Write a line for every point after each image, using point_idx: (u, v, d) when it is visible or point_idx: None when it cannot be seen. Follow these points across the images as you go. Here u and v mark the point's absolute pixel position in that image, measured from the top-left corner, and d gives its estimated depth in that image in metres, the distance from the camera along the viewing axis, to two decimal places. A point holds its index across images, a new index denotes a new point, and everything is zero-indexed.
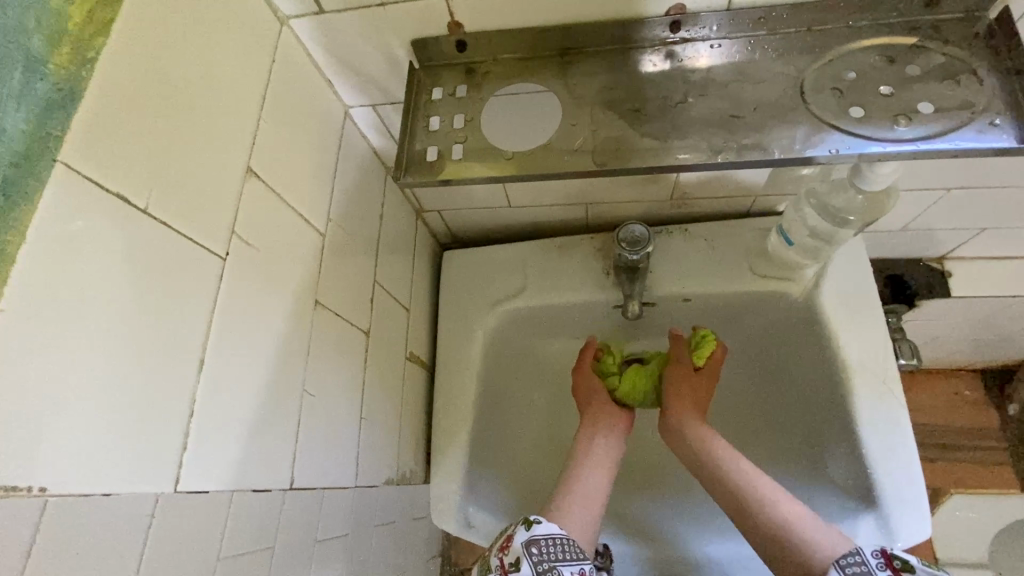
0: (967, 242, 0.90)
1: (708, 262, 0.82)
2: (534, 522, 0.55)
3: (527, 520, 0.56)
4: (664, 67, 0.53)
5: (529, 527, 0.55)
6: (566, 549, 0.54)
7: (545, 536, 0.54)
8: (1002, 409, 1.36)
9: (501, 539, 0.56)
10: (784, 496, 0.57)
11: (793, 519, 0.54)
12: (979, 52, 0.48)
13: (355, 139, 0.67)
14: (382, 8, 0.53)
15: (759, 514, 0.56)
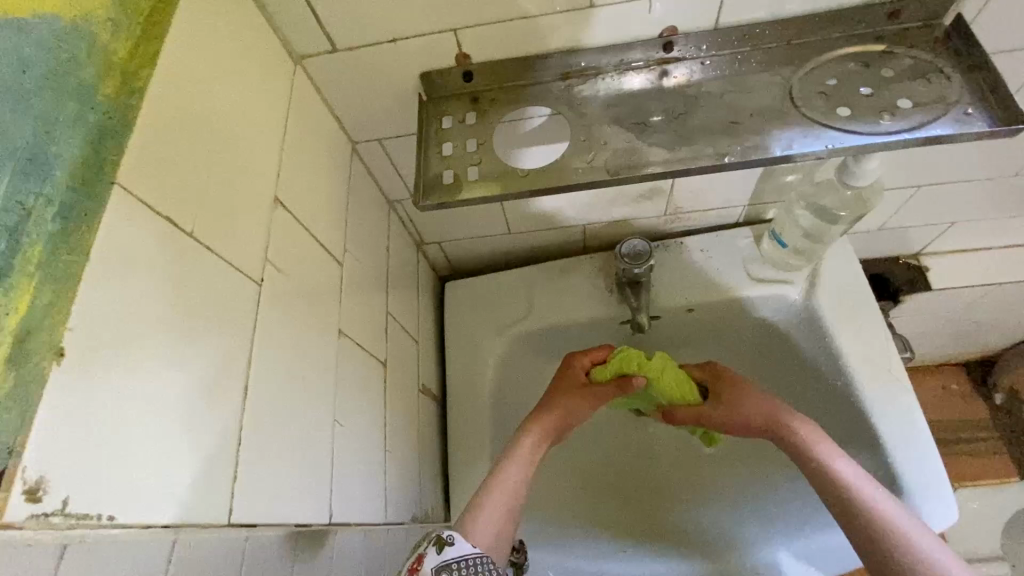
0: (938, 237, 0.96)
1: (707, 272, 0.85)
2: (447, 543, 0.49)
3: (437, 541, 0.49)
4: (660, 85, 0.57)
5: (440, 550, 0.48)
6: (483, 568, 0.48)
7: (461, 557, 0.48)
8: (989, 400, 1.41)
9: (407, 563, 0.48)
10: (886, 502, 0.55)
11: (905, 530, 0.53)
12: (941, 53, 0.53)
13: (362, 174, 0.69)
14: (393, 43, 0.55)
15: (862, 521, 0.55)
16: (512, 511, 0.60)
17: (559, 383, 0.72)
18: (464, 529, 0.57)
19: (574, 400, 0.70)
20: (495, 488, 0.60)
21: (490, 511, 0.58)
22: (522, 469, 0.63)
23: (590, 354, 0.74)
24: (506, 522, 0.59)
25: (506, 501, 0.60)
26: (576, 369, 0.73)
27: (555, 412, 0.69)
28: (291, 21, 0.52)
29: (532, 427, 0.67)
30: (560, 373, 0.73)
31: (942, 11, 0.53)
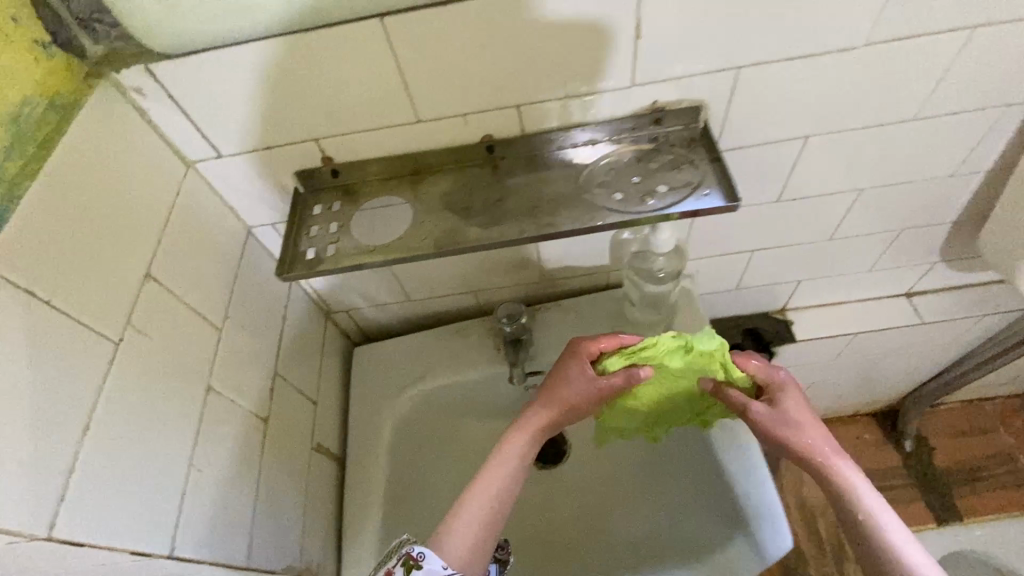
0: (794, 293, 1.09)
1: (580, 330, 0.96)
2: (416, 566, 0.55)
3: (408, 564, 0.55)
4: (488, 177, 0.70)
5: (411, 575, 0.54)
6: None
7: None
8: (901, 449, 1.52)
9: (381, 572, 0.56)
10: (911, 547, 0.54)
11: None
12: (696, 149, 0.67)
13: (258, 254, 0.80)
14: (268, 150, 0.69)
15: (881, 555, 0.54)
16: (490, 517, 0.61)
17: (555, 379, 0.71)
18: (438, 539, 0.59)
19: (569, 398, 0.69)
20: (474, 497, 0.62)
21: (469, 521, 0.60)
22: (505, 479, 0.64)
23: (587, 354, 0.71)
24: (486, 532, 0.61)
25: (491, 510, 0.62)
26: (584, 364, 0.70)
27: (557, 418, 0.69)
28: (179, 138, 0.65)
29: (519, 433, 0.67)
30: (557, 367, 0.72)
31: (695, 116, 0.67)
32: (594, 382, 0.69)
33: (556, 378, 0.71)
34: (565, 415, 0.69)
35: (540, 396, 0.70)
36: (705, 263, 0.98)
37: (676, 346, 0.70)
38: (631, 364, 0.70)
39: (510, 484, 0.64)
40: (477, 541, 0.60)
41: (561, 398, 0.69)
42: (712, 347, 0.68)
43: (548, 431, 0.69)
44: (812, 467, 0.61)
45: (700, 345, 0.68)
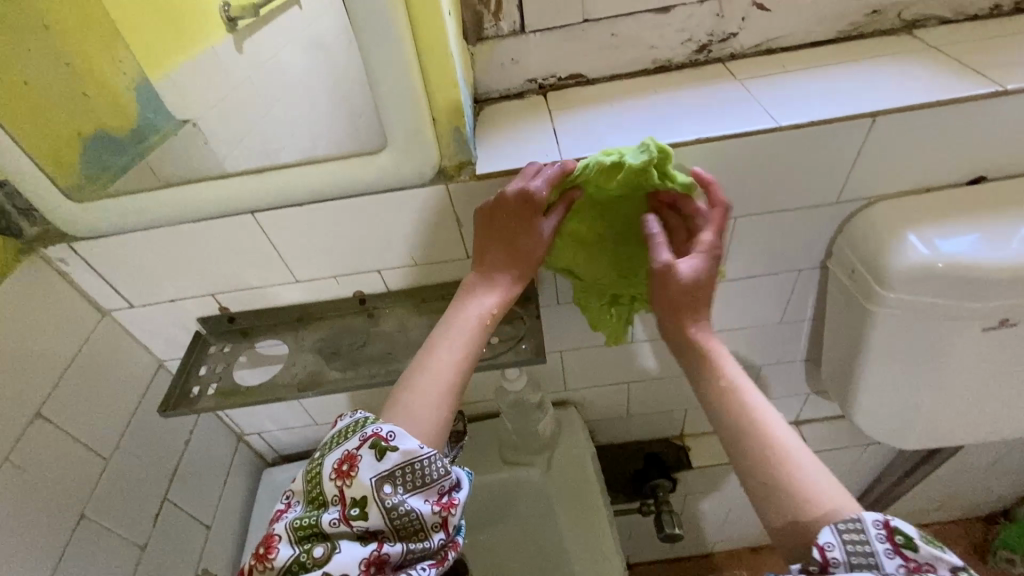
0: (685, 419, 1.17)
1: (470, 456, 1.03)
2: (390, 449, 0.55)
3: (378, 446, 0.55)
4: (359, 324, 0.82)
5: (381, 458, 0.55)
6: (426, 477, 0.55)
7: (425, 456, 0.55)
8: None
9: (357, 441, 0.56)
10: (776, 417, 0.55)
11: (792, 442, 0.52)
12: (529, 303, 0.79)
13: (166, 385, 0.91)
14: (172, 302, 0.81)
15: (744, 417, 0.55)
16: (432, 392, 0.59)
17: (490, 211, 0.64)
18: (387, 417, 0.59)
19: (519, 241, 0.65)
20: (416, 387, 0.60)
21: (421, 395, 0.59)
22: (446, 363, 0.61)
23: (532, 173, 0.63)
24: (440, 408, 0.59)
25: (426, 395, 0.59)
26: (512, 196, 0.62)
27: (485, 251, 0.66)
28: (97, 294, 0.79)
29: (472, 310, 0.64)
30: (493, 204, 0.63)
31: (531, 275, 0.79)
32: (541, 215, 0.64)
33: (491, 222, 0.64)
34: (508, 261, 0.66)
35: (488, 255, 0.66)
36: (588, 392, 1.07)
37: (612, 166, 0.62)
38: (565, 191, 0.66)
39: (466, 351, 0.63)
40: (430, 420, 0.58)
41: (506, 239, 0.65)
42: (642, 161, 0.61)
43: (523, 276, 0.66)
44: (670, 333, 0.63)
45: (629, 159, 0.61)
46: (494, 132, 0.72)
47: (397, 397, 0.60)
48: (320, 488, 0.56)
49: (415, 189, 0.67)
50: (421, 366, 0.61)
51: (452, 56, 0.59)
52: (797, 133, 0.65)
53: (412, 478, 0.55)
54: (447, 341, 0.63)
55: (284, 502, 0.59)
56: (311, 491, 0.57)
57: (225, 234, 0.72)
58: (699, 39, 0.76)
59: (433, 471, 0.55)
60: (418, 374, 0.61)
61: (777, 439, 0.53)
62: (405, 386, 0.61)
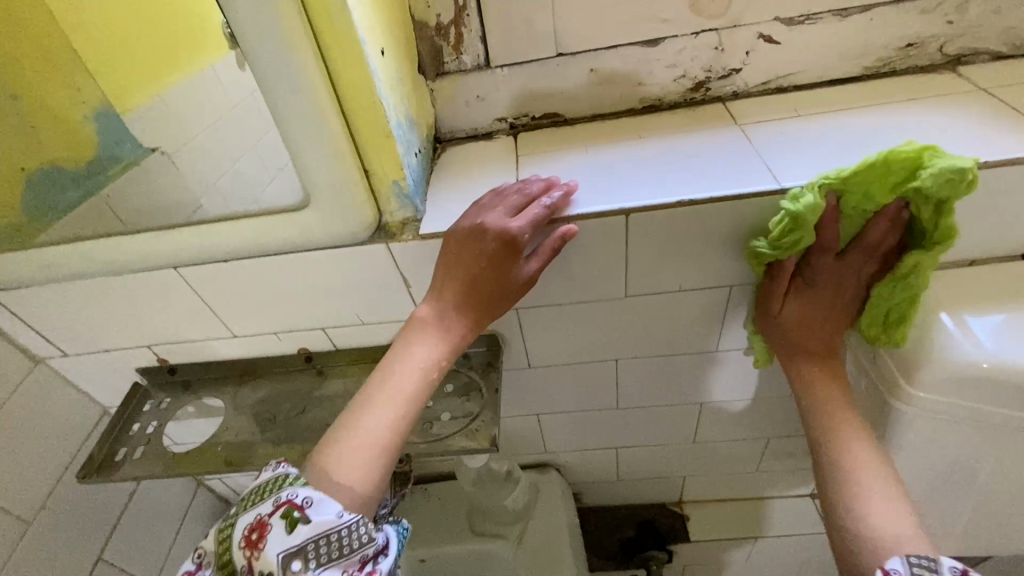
0: (684, 487, 1.04)
1: (437, 521, 0.94)
2: (302, 520, 0.43)
3: (290, 517, 0.44)
4: (305, 385, 0.74)
5: (291, 531, 0.43)
6: (343, 546, 0.43)
7: (347, 524, 0.44)
8: None
9: (271, 506, 0.45)
10: (889, 483, 0.49)
11: (895, 504, 0.47)
12: (488, 374, 0.69)
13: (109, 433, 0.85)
14: (107, 351, 0.75)
15: (850, 469, 0.51)
16: (373, 444, 0.48)
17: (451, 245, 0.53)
18: (311, 468, 0.48)
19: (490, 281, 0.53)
20: (345, 436, 0.49)
21: (358, 447, 0.48)
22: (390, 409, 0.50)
23: (511, 204, 0.53)
24: (377, 460, 0.48)
25: (356, 447, 0.48)
26: (484, 232, 0.51)
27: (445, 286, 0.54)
28: (28, 342, 0.73)
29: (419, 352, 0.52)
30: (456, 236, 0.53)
31: (493, 341, 0.70)
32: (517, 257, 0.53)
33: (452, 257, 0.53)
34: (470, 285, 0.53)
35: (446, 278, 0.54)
36: (572, 455, 0.96)
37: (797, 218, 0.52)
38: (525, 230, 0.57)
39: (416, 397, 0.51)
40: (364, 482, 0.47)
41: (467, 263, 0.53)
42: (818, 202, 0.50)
43: (488, 319, 0.54)
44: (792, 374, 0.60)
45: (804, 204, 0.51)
46: (449, 181, 0.63)
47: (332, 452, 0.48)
48: (228, 556, 0.45)
49: (350, 249, 0.58)
50: (354, 415, 0.50)
51: (382, 105, 0.50)
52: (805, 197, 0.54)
53: (329, 550, 0.43)
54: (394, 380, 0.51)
55: (192, 567, 0.46)
56: (221, 559, 0.45)
57: (153, 288, 0.66)
58: (694, 76, 0.65)
59: (352, 541, 0.43)
60: (349, 421, 0.49)
61: (886, 494, 0.48)
62: (335, 430, 0.50)
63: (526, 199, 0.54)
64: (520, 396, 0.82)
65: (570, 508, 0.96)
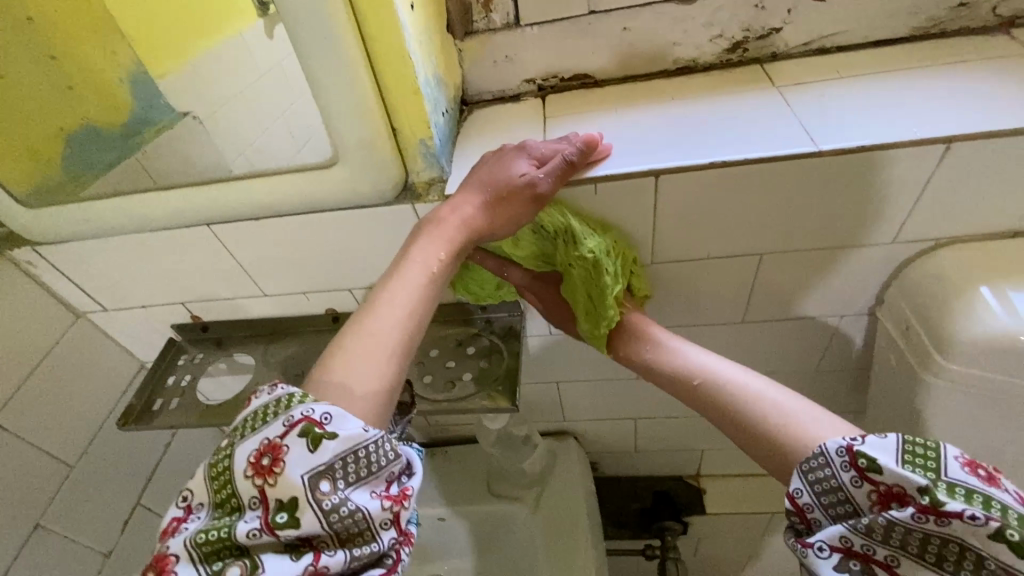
0: (702, 461, 1.05)
1: (455, 482, 0.96)
2: (326, 437, 0.42)
3: (311, 434, 0.42)
4: (331, 345, 0.75)
5: (315, 450, 0.42)
6: (368, 464, 0.43)
7: (373, 439, 0.43)
8: None
9: (282, 427, 0.43)
10: (768, 387, 0.51)
11: (777, 405, 0.48)
12: (510, 338, 0.70)
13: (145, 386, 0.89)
14: (144, 307, 0.78)
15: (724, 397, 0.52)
16: (381, 347, 0.48)
17: (475, 178, 0.55)
18: (319, 380, 0.47)
19: (508, 211, 0.53)
20: (358, 346, 0.48)
21: (371, 346, 0.48)
22: (404, 317, 0.50)
23: (535, 148, 0.55)
24: (390, 373, 0.47)
25: (370, 358, 0.47)
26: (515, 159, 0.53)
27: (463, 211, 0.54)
28: (70, 296, 0.77)
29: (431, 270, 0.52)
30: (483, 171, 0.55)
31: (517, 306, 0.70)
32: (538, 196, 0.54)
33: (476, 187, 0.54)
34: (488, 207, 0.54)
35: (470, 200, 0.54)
36: (590, 424, 0.97)
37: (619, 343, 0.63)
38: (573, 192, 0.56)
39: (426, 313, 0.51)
40: (371, 386, 0.46)
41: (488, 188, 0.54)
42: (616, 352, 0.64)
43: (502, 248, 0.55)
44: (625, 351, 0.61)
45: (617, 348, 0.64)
46: (476, 142, 0.63)
47: (348, 345, 0.48)
48: (231, 489, 0.43)
49: (377, 208, 0.59)
50: (367, 323, 0.49)
51: (414, 61, 0.51)
52: (843, 161, 0.52)
53: (352, 468, 0.42)
54: (408, 287, 0.51)
55: (182, 510, 0.45)
56: (220, 495, 0.43)
57: (186, 245, 0.68)
58: (732, 36, 0.63)
59: (377, 458, 0.43)
60: (362, 331, 0.49)
61: (761, 405, 0.49)
62: (344, 341, 0.49)
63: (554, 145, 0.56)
64: (540, 363, 0.82)
65: (587, 475, 0.98)
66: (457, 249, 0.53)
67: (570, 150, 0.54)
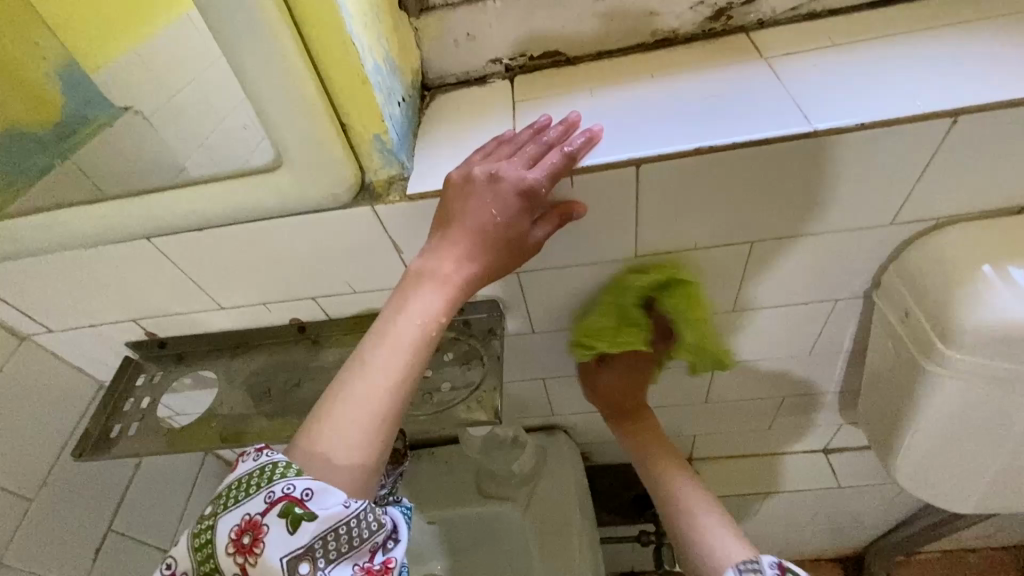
0: (695, 445, 1.03)
1: (443, 484, 0.93)
2: (306, 517, 0.39)
3: (291, 515, 0.39)
4: (299, 357, 0.71)
5: (295, 531, 0.39)
6: (350, 541, 0.40)
7: (355, 514, 0.40)
8: None
9: (263, 503, 0.40)
10: (720, 514, 0.60)
11: (711, 527, 0.58)
12: (489, 341, 0.65)
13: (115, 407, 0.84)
14: (93, 326, 0.72)
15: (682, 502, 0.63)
16: (368, 407, 0.43)
17: (456, 194, 0.48)
18: (309, 455, 0.42)
19: (500, 235, 0.48)
20: (341, 403, 0.43)
21: (355, 409, 0.43)
22: (388, 368, 0.44)
23: (524, 155, 0.48)
24: (378, 432, 0.43)
25: (355, 419, 0.43)
26: (498, 177, 0.47)
27: (447, 237, 0.48)
28: (9, 320, 0.70)
29: (415, 310, 0.46)
30: (465, 183, 0.48)
31: (494, 306, 0.66)
32: (532, 216, 0.49)
33: (460, 207, 0.47)
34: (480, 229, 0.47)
35: (455, 222, 0.48)
36: (579, 417, 0.94)
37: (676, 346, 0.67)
38: (562, 200, 0.52)
39: (418, 354, 0.46)
40: (358, 448, 0.42)
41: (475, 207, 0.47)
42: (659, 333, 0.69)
43: (498, 268, 0.49)
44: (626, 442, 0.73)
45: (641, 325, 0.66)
46: (440, 133, 0.57)
47: (331, 412, 0.43)
48: (212, 563, 0.40)
49: (333, 213, 0.53)
50: (349, 385, 0.44)
51: (359, 49, 0.45)
52: (839, 140, 0.48)
53: (335, 550, 0.40)
54: (393, 332, 0.45)
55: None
56: (200, 569, 0.40)
57: (128, 261, 0.62)
58: (714, 3, 0.57)
59: (360, 533, 0.41)
60: (347, 386, 0.44)
61: (713, 527, 0.58)
62: (327, 399, 0.44)
63: (544, 147, 0.49)
64: (524, 362, 0.78)
65: (578, 468, 0.96)
66: (446, 280, 0.47)
67: (563, 156, 0.48)
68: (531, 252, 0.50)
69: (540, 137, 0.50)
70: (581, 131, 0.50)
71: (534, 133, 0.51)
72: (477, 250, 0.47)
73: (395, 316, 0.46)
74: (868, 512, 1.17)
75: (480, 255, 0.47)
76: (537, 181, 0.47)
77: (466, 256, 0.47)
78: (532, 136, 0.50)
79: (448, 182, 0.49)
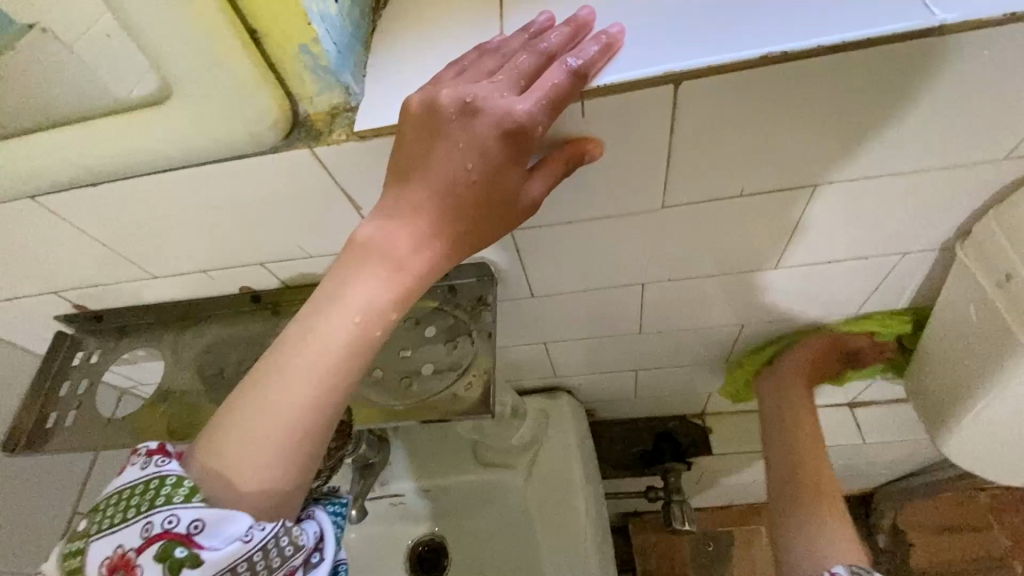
0: (709, 401, 0.94)
1: (437, 451, 0.86)
2: (188, 562, 0.30)
3: (170, 558, 0.30)
4: (254, 332, 0.60)
5: None
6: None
7: (260, 546, 0.31)
8: (874, 543, 1.29)
9: (140, 538, 0.31)
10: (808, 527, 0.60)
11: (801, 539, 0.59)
12: (477, 311, 0.54)
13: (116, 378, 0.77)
14: (9, 299, 0.61)
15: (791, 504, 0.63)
16: (290, 417, 0.33)
17: (416, 129, 0.35)
18: (213, 466, 0.33)
19: (474, 193, 0.35)
20: (258, 407, 0.33)
21: (273, 418, 0.33)
22: (318, 368, 0.34)
23: (513, 72, 0.34)
24: (302, 446, 0.34)
25: (273, 431, 0.33)
26: (473, 108, 0.34)
27: (402, 190, 0.35)
28: None
29: (357, 291, 0.34)
30: (429, 113, 0.34)
31: (486, 270, 0.54)
32: (522, 165, 0.35)
33: (420, 148, 0.34)
34: (444, 182, 0.34)
35: (414, 168, 0.35)
36: (585, 378, 0.85)
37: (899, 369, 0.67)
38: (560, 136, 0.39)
39: (359, 352, 0.34)
40: (273, 468, 0.33)
41: (438, 150, 0.34)
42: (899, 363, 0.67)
43: (473, 239, 0.36)
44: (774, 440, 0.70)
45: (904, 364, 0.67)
46: (400, 44, 0.42)
47: (245, 418, 0.33)
48: None
49: (260, 160, 0.40)
50: (268, 384, 0.34)
51: None
52: (947, 46, 0.35)
53: None
54: (326, 320, 0.34)
55: None
56: None
57: (22, 225, 0.49)
58: None
59: (270, 562, 0.32)
60: (267, 386, 0.34)
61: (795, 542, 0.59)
62: (242, 395, 0.34)
63: (542, 59, 0.35)
64: (522, 326, 0.67)
65: (583, 431, 0.88)
66: (398, 252, 0.35)
67: (568, 73, 0.34)
68: (518, 214, 0.37)
69: (540, 42, 0.36)
70: (597, 36, 0.36)
71: (532, 40, 0.36)
72: (438, 210, 0.34)
73: (331, 296, 0.34)
74: (890, 461, 1.10)
75: (444, 219, 0.35)
76: (527, 113, 0.33)
77: (423, 218, 0.35)
78: (529, 43, 0.36)
79: (407, 109, 0.35)
